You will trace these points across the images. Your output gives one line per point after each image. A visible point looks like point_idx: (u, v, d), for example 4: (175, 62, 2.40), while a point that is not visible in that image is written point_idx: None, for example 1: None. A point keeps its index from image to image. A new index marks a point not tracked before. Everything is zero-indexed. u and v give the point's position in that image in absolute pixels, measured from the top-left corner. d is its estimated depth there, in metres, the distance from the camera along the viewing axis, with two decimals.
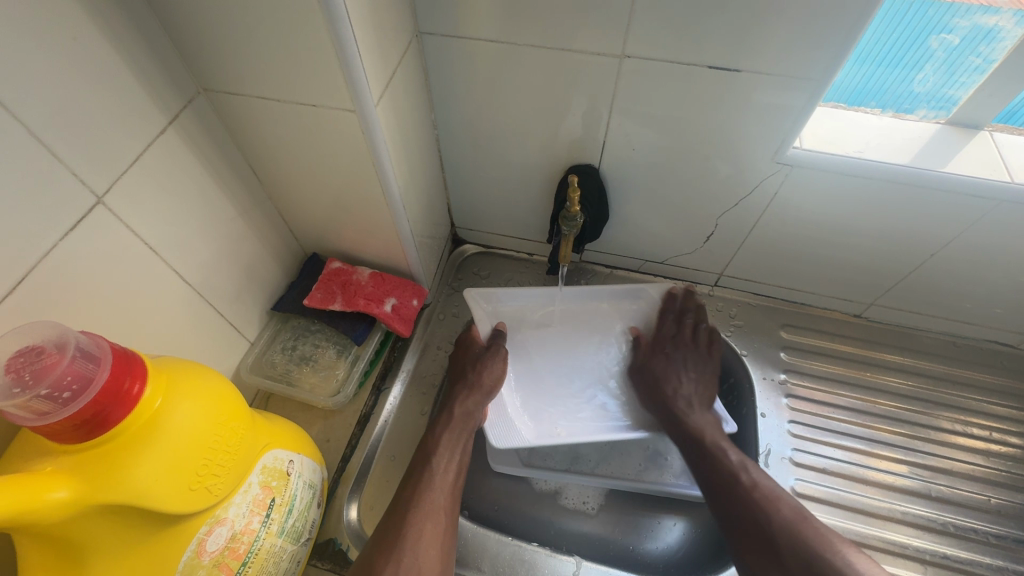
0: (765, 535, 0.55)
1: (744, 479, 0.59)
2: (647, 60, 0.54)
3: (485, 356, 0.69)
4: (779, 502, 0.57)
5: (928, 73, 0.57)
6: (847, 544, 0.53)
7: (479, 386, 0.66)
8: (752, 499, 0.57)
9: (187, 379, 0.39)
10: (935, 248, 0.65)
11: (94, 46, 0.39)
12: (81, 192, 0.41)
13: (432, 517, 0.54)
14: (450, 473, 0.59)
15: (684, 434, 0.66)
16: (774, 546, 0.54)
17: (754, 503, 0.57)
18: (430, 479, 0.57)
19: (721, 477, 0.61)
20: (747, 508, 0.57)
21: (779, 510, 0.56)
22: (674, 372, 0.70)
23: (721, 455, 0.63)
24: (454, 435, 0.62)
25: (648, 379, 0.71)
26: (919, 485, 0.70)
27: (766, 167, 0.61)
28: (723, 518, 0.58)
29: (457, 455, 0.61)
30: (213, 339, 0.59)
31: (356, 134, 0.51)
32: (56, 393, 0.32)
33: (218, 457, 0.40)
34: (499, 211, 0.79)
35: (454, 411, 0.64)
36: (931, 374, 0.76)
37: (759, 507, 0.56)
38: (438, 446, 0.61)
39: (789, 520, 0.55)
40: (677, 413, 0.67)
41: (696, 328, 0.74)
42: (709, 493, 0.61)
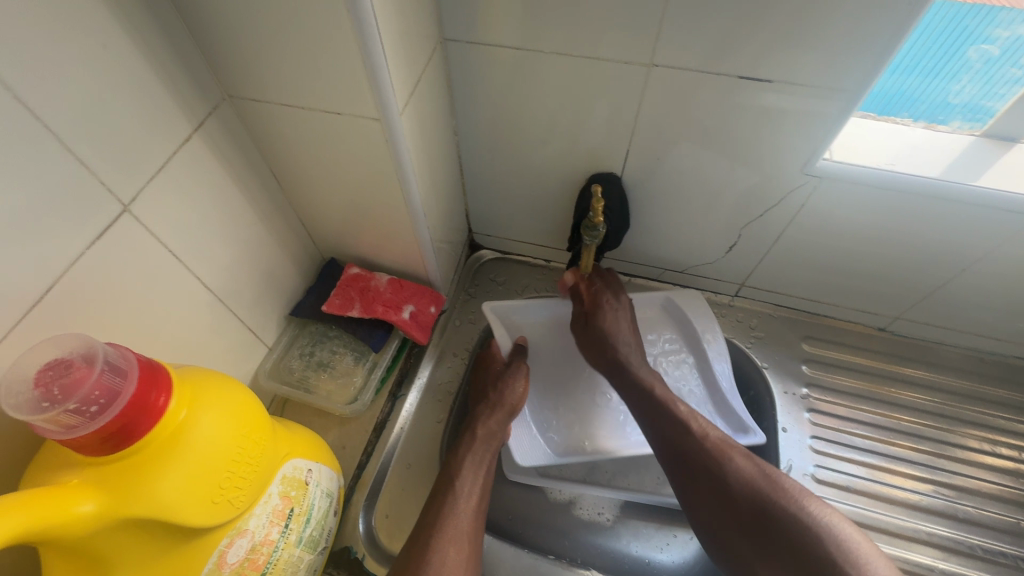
0: (721, 487, 0.54)
1: (695, 429, 0.58)
2: (676, 70, 0.53)
3: (506, 374, 0.69)
4: (729, 452, 0.56)
5: (965, 84, 0.55)
6: (799, 489, 0.53)
7: (502, 405, 0.67)
8: (708, 454, 0.57)
9: (211, 390, 0.39)
10: (967, 263, 0.63)
11: (124, 55, 0.39)
12: (107, 201, 0.41)
13: (454, 543, 0.53)
14: (473, 498, 0.58)
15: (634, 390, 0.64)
16: (731, 497, 0.53)
17: (710, 459, 0.56)
18: (453, 504, 0.57)
19: (671, 431, 0.59)
20: (704, 461, 0.56)
21: (732, 459, 0.55)
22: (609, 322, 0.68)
23: (668, 406, 0.61)
24: (477, 457, 0.62)
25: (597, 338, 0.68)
26: (945, 506, 0.68)
27: (794, 178, 0.60)
28: (681, 475, 0.58)
29: (481, 478, 0.60)
30: (232, 344, 0.59)
31: (379, 142, 0.51)
32: (84, 407, 0.32)
33: (241, 469, 0.40)
34: (517, 217, 0.79)
35: (477, 431, 0.64)
36: (957, 391, 0.74)
37: (714, 460, 0.56)
38: (461, 468, 0.60)
39: (742, 470, 0.54)
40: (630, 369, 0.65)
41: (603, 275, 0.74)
42: (662, 450, 0.60)
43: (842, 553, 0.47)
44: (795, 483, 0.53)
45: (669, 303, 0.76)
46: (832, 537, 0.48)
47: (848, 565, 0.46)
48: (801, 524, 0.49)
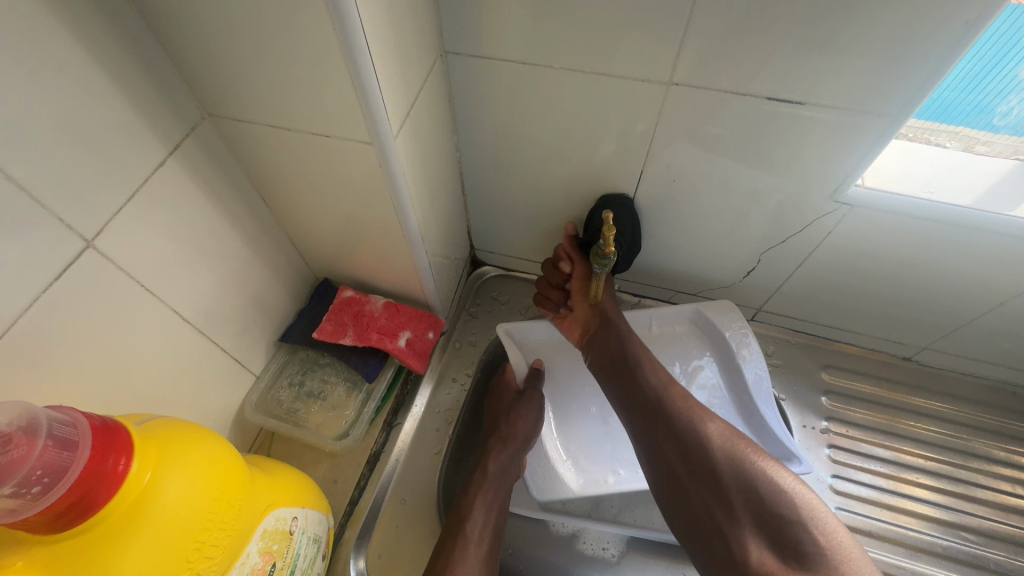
0: (689, 445, 0.52)
1: (670, 390, 0.56)
2: (697, 89, 0.48)
3: (518, 407, 0.67)
4: (702, 413, 0.54)
5: (1013, 105, 0.49)
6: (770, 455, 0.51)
7: (513, 440, 0.65)
8: (678, 413, 0.54)
9: (180, 448, 0.35)
10: (1004, 296, 0.59)
11: (86, 76, 0.35)
12: (69, 237, 0.37)
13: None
14: (484, 541, 0.55)
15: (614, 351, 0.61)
16: (698, 458, 0.51)
17: (680, 418, 0.53)
18: (464, 547, 0.54)
19: (643, 387, 0.56)
20: (677, 418, 0.53)
21: (702, 420, 0.53)
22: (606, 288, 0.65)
23: (649, 366, 0.58)
24: (488, 497, 0.59)
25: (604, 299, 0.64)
26: (972, 554, 0.64)
27: (821, 204, 0.55)
28: (650, 432, 0.54)
29: (493, 518, 0.58)
30: (215, 376, 0.55)
31: (373, 166, 0.47)
32: (24, 489, 0.28)
33: (214, 536, 0.36)
34: (522, 234, 0.75)
35: (488, 467, 0.62)
36: (986, 427, 0.70)
37: (689, 420, 0.53)
38: (473, 507, 0.58)
39: (713, 432, 0.52)
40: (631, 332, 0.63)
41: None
42: (631, 406, 0.57)
43: (809, 515, 0.46)
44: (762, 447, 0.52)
45: (698, 318, 0.71)
46: (798, 503, 0.47)
47: (812, 528, 0.46)
48: (772, 488, 0.48)
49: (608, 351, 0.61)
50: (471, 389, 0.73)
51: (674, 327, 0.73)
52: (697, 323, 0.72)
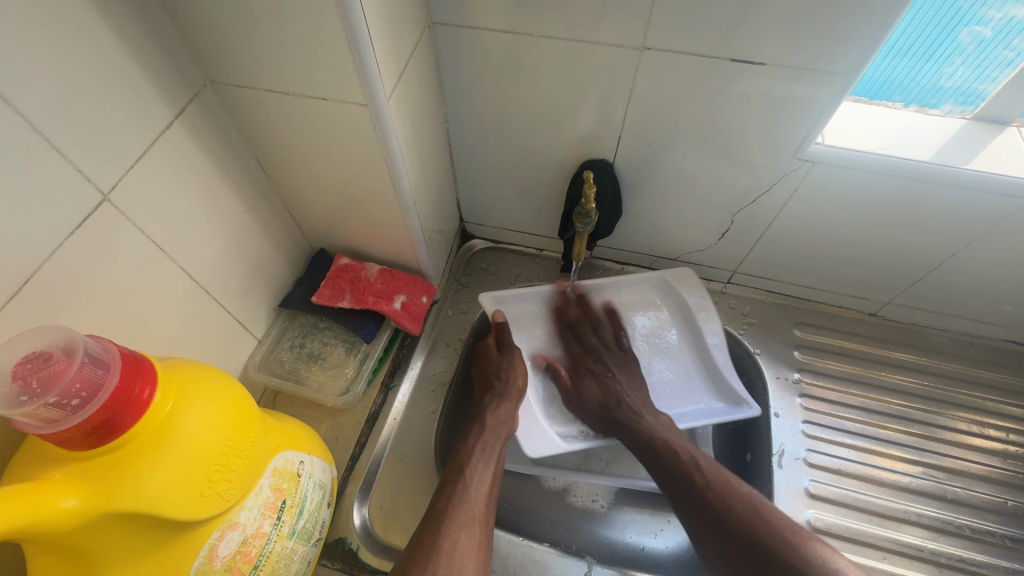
0: (724, 536, 0.52)
1: (698, 478, 0.57)
2: (668, 53, 0.52)
3: (506, 363, 0.69)
4: (732, 500, 0.54)
5: (957, 67, 0.55)
6: (808, 536, 0.50)
7: (509, 394, 0.66)
8: (708, 501, 0.55)
9: (197, 382, 0.38)
10: (956, 247, 0.63)
11: (98, 37, 0.38)
12: (86, 189, 0.40)
13: (466, 527, 0.52)
14: (484, 484, 0.57)
15: (642, 444, 0.63)
16: (734, 547, 0.51)
17: (709, 504, 0.55)
18: (464, 490, 0.55)
19: (676, 475, 0.58)
20: (707, 504, 0.55)
21: (733, 505, 0.54)
22: (583, 395, 0.71)
23: (677, 449, 0.61)
24: (488, 447, 0.61)
25: (586, 407, 0.70)
26: (933, 486, 0.68)
27: (785, 163, 0.59)
28: (693, 523, 0.56)
29: (493, 466, 0.59)
30: (219, 336, 0.58)
31: (367, 129, 0.49)
32: (65, 401, 0.31)
33: (231, 461, 0.39)
34: (509, 205, 0.78)
35: (487, 419, 0.64)
36: (948, 374, 0.74)
37: (714, 504, 0.54)
38: (472, 455, 0.59)
39: (743, 517, 0.52)
40: (632, 423, 0.65)
41: (600, 329, 0.76)
42: (669, 492, 0.59)
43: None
44: (805, 531, 0.50)
45: (664, 287, 0.77)
46: None
47: None
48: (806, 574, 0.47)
49: (637, 445, 0.64)
50: (465, 351, 0.76)
51: (639, 297, 0.78)
52: (661, 292, 0.78)
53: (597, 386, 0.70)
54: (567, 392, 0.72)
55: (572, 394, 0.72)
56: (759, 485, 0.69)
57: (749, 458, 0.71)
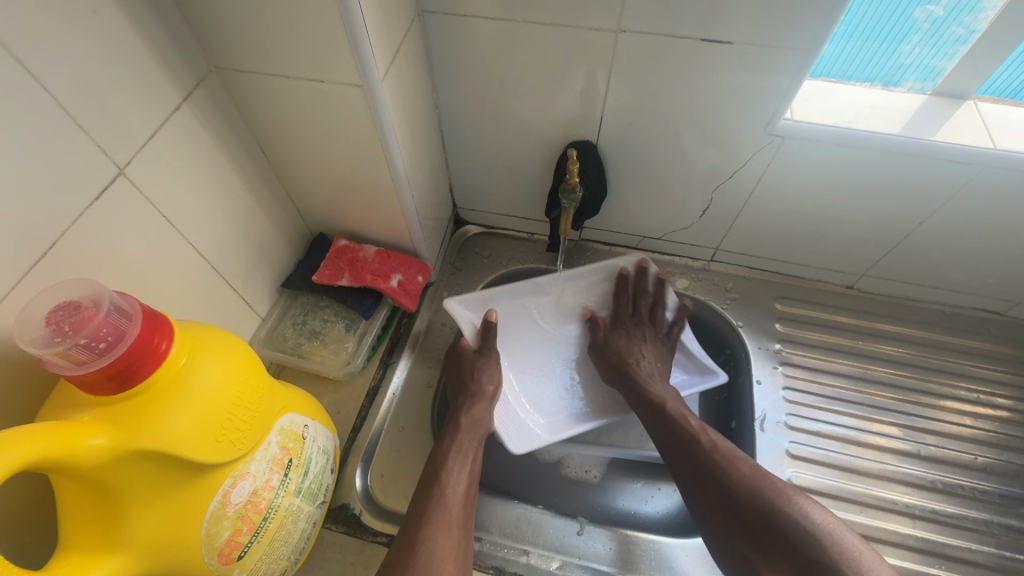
0: (723, 492, 0.55)
1: (704, 441, 0.59)
2: (644, 35, 0.55)
3: (482, 364, 0.68)
4: (736, 461, 0.56)
5: (914, 45, 0.59)
6: (801, 495, 0.53)
7: (482, 394, 0.66)
8: (712, 461, 0.57)
9: (209, 340, 0.41)
10: (922, 217, 0.67)
11: (112, 21, 0.41)
12: (103, 162, 0.43)
13: (443, 529, 0.52)
14: (461, 484, 0.57)
15: (648, 407, 0.65)
16: (731, 501, 0.54)
17: (713, 465, 0.57)
18: (442, 493, 0.56)
19: (682, 440, 0.60)
20: (711, 473, 0.57)
21: (738, 468, 0.56)
22: (608, 346, 0.73)
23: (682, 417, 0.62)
24: (463, 447, 0.61)
25: (602, 356, 0.72)
26: (910, 446, 0.71)
27: (758, 139, 0.63)
28: (692, 481, 0.58)
29: (470, 465, 0.60)
30: (225, 311, 0.61)
31: (362, 110, 0.52)
32: (93, 343, 0.35)
33: (241, 413, 0.42)
34: (499, 190, 0.81)
35: (461, 421, 0.64)
36: (923, 341, 0.78)
37: (718, 466, 0.56)
38: (447, 458, 0.60)
39: (745, 477, 0.55)
40: (639, 385, 0.67)
41: (657, 311, 0.75)
42: (673, 462, 0.60)
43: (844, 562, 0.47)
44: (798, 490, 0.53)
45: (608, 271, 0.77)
46: (829, 538, 0.48)
47: (835, 553, 0.47)
48: (800, 524, 0.50)
49: (645, 407, 0.66)
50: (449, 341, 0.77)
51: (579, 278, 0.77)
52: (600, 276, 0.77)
53: (627, 342, 0.72)
54: (598, 345, 0.74)
55: (600, 345, 0.74)
56: (743, 449, 0.72)
57: (734, 425, 0.76)
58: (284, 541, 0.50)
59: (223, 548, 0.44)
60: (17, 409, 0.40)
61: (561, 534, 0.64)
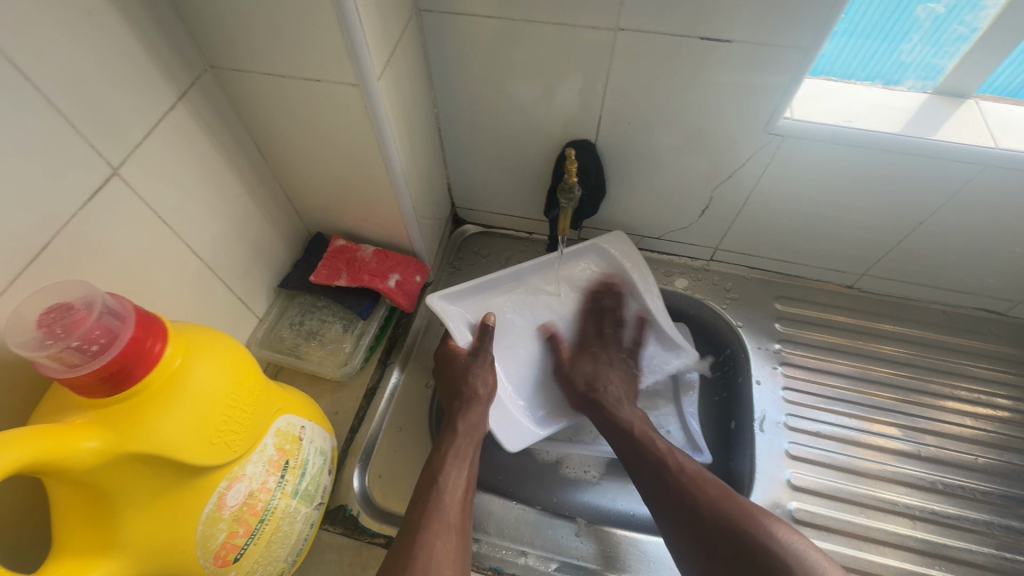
0: (694, 517, 0.54)
1: (672, 464, 0.59)
2: (643, 33, 0.55)
3: (477, 367, 0.67)
4: (704, 483, 0.56)
5: (915, 44, 0.58)
6: (770, 516, 0.52)
7: (476, 398, 0.65)
8: (682, 484, 0.57)
9: (204, 342, 0.41)
10: (923, 217, 0.66)
11: (106, 19, 0.41)
12: (97, 163, 0.43)
13: (441, 535, 0.52)
14: (459, 490, 0.57)
15: (616, 430, 0.66)
16: (702, 526, 0.54)
17: (683, 488, 0.57)
18: (439, 499, 0.55)
19: (652, 463, 0.60)
20: (679, 490, 0.57)
21: (706, 490, 0.55)
22: (575, 371, 0.72)
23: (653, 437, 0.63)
24: (461, 452, 0.61)
25: (570, 384, 0.72)
26: (911, 447, 0.71)
27: (758, 138, 0.62)
28: (664, 506, 0.57)
29: (467, 470, 0.60)
30: (221, 312, 0.60)
31: (359, 109, 0.52)
32: (85, 346, 0.34)
33: (236, 415, 0.42)
34: (498, 189, 0.81)
35: (458, 426, 0.63)
36: (924, 341, 0.78)
37: (687, 489, 0.56)
38: (444, 463, 0.59)
39: (714, 499, 0.54)
40: (606, 411, 0.67)
41: (620, 329, 0.75)
42: (642, 482, 0.60)
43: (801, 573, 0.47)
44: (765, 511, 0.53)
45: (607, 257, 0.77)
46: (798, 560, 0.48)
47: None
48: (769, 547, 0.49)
49: (614, 432, 0.66)
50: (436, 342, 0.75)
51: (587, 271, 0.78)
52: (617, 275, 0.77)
53: (594, 365, 0.72)
54: (564, 369, 0.73)
55: (563, 371, 0.73)
56: (743, 449, 0.72)
57: (733, 425, 0.75)
58: (280, 543, 0.50)
59: (219, 551, 0.44)
60: (12, 411, 0.40)
61: (560, 535, 0.64)
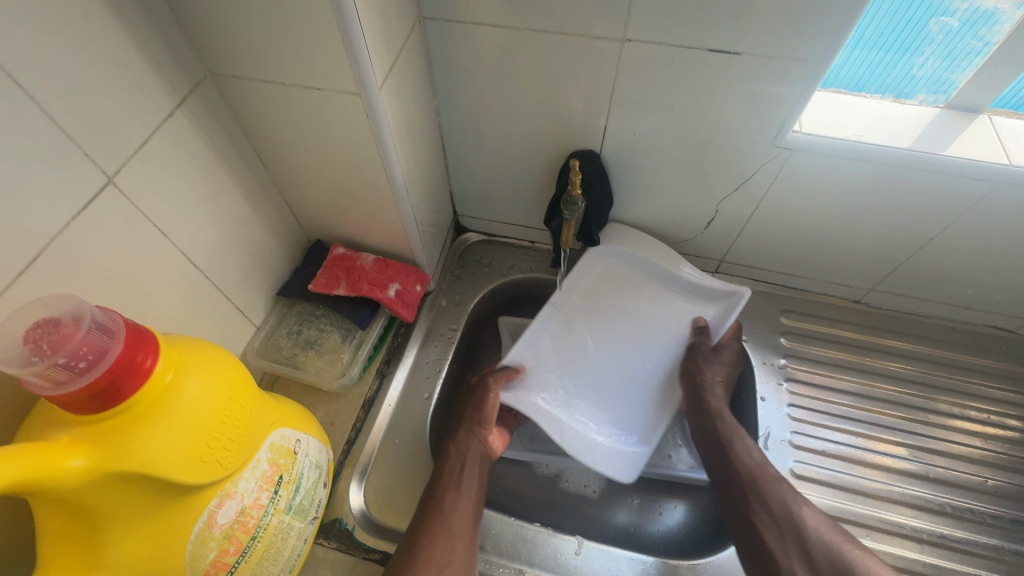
0: (792, 520, 0.57)
1: (773, 472, 0.62)
2: (649, 44, 0.54)
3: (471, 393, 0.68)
4: (799, 499, 0.59)
5: (928, 57, 0.57)
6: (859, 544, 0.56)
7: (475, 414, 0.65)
8: (781, 491, 0.60)
9: (195, 355, 0.40)
10: (933, 233, 0.65)
11: (103, 28, 0.40)
12: (93, 172, 0.42)
13: (440, 541, 0.54)
14: (461, 498, 0.58)
15: (706, 420, 0.68)
16: (801, 531, 0.56)
17: (781, 495, 0.59)
18: (439, 508, 0.56)
19: (745, 464, 0.62)
20: (774, 494, 0.59)
21: (803, 506, 0.58)
22: (711, 362, 0.72)
23: (743, 450, 0.64)
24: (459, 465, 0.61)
25: (695, 359, 0.72)
26: (918, 467, 0.69)
27: (766, 151, 0.61)
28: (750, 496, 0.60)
29: (470, 482, 0.60)
30: (218, 321, 0.59)
31: (361, 118, 0.51)
32: (73, 363, 0.34)
33: (229, 430, 0.41)
34: (501, 198, 0.80)
35: (456, 441, 0.63)
36: (934, 359, 0.76)
37: (782, 497, 0.59)
38: (445, 475, 0.60)
39: (816, 517, 0.58)
40: (706, 397, 0.69)
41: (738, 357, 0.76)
42: (730, 479, 0.62)
43: None
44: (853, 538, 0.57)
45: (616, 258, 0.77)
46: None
47: None
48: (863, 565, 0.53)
49: (703, 426, 0.68)
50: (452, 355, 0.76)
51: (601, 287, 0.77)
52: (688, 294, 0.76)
53: (732, 359, 0.74)
54: (704, 354, 0.73)
55: (695, 353, 0.73)
56: None
57: None
58: (273, 559, 0.49)
59: (209, 570, 0.43)
60: None
61: (559, 552, 0.63)
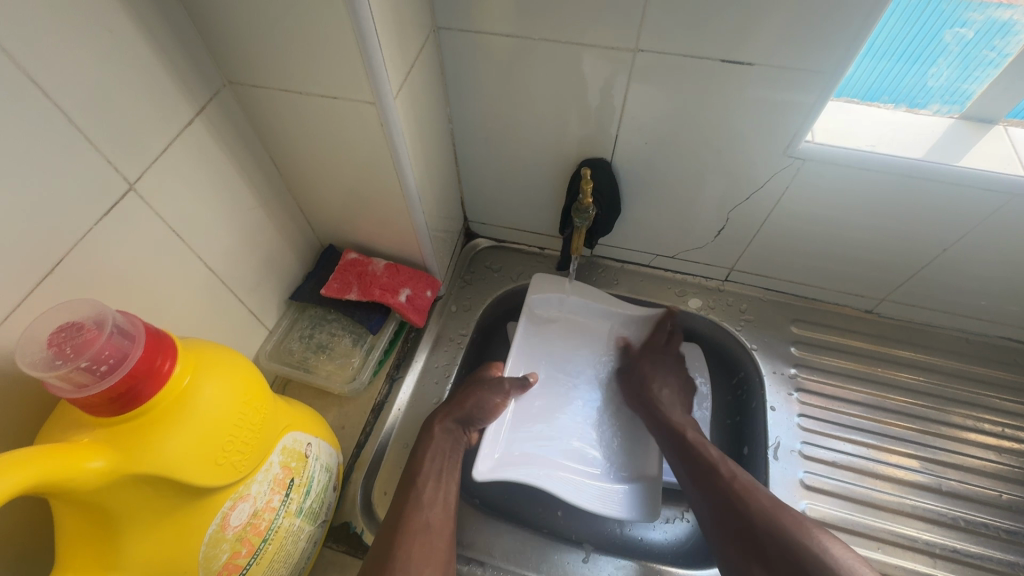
0: (744, 523, 0.56)
1: (725, 471, 0.60)
2: (661, 54, 0.54)
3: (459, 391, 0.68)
4: (755, 492, 0.57)
5: (942, 68, 0.57)
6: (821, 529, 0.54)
7: (459, 406, 0.65)
8: (736, 491, 0.58)
9: (212, 360, 0.40)
10: (947, 244, 0.65)
11: (128, 39, 0.41)
12: (115, 178, 0.43)
13: (420, 537, 0.54)
14: (438, 493, 0.58)
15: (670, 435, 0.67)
16: (753, 532, 0.55)
17: (736, 494, 0.58)
18: (418, 502, 0.57)
19: (702, 468, 0.61)
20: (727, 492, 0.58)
21: (757, 497, 0.57)
22: (658, 375, 0.74)
23: (697, 449, 0.63)
24: (437, 456, 0.61)
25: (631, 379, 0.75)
26: (930, 480, 0.68)
27: (777, 161, 0.61)
28: (708, 498, 0.59)
29: (448, 475, 0.60)
30: (232, 324, 0.60)
31: (375, 126, 0.52)
32: (95, 366, 0.34)
33: (243, 434, 0.41)
34: (511, 205, 0.80)
35: (437, 430, 0.63)
36: (946, 370, 0.75)
37: (738, 494, 0.58)
38: (424, 466, 0.60)
39: (766, 508, 0.56)
40: (659, 412, 0.70)
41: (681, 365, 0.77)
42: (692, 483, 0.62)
43: None
44: (820, 527, 0.54)
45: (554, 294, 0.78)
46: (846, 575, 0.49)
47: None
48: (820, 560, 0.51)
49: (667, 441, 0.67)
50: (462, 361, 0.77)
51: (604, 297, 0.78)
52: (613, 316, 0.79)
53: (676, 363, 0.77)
54: (644, 369, 0.75)
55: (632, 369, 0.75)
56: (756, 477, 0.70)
57: (746, 451, 0.74)
58: (283, 562, 0.49)
59: (221, 571, 0.43)
60: (16, 427, 0.40)
61: (567, 560, 0.63)
